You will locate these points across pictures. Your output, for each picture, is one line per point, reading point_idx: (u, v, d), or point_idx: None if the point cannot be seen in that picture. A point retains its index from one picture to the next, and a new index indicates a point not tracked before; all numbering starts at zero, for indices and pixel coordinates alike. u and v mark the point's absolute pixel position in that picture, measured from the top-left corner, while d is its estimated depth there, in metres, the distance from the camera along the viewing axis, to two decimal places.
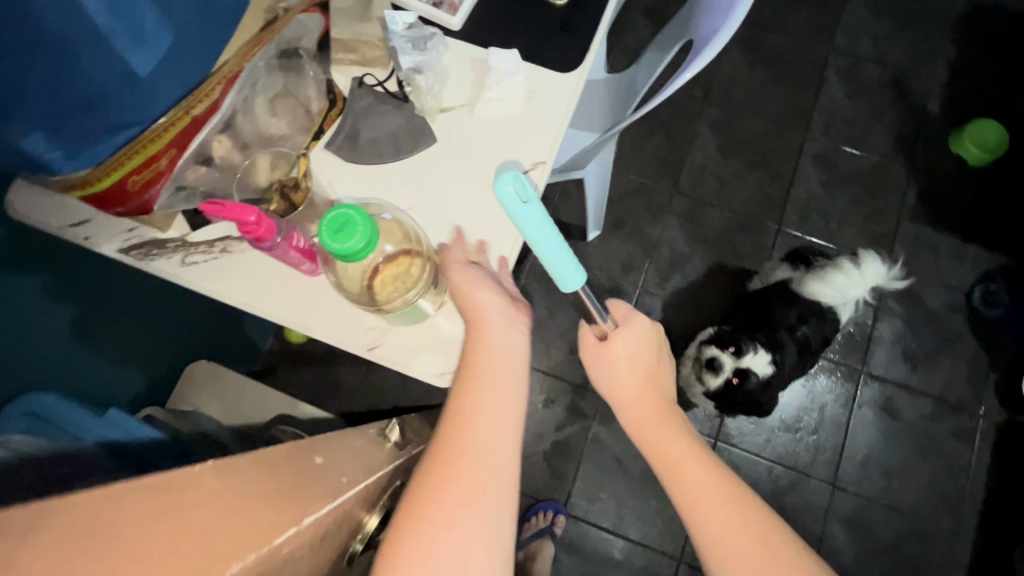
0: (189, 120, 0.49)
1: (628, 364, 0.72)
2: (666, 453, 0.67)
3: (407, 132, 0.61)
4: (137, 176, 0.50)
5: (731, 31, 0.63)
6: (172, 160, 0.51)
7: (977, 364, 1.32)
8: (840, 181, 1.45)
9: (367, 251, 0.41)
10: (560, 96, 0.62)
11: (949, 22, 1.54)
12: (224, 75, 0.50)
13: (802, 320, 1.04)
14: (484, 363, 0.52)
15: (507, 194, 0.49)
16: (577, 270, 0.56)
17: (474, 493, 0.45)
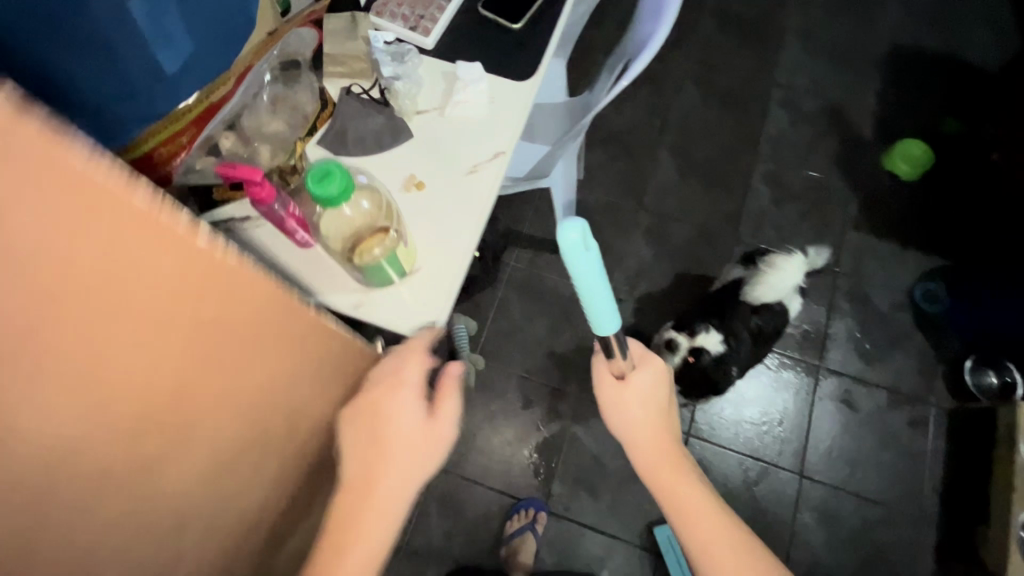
0: (205, 106, 0.61)
1: (643, 405, 0.75)
2: (677, 496, 0.72)
3: (388, 130, 0.72)
4: (162, 150, 0.61)
5: (659, 42, 0.77)
6: (192, 138, 0.62)
7: (927, 357, 1.42)
8: (789, 197, 1.59)
9: (340, 200, 0.48)
10: (517, 102, 0.74)
11: (875, 60, 1.74)
12: (236, 72, 0.62)
13: (754, 312, 1.14)
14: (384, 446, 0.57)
15: (570, 245, 0.54)
16: (613, 315, 0.63)
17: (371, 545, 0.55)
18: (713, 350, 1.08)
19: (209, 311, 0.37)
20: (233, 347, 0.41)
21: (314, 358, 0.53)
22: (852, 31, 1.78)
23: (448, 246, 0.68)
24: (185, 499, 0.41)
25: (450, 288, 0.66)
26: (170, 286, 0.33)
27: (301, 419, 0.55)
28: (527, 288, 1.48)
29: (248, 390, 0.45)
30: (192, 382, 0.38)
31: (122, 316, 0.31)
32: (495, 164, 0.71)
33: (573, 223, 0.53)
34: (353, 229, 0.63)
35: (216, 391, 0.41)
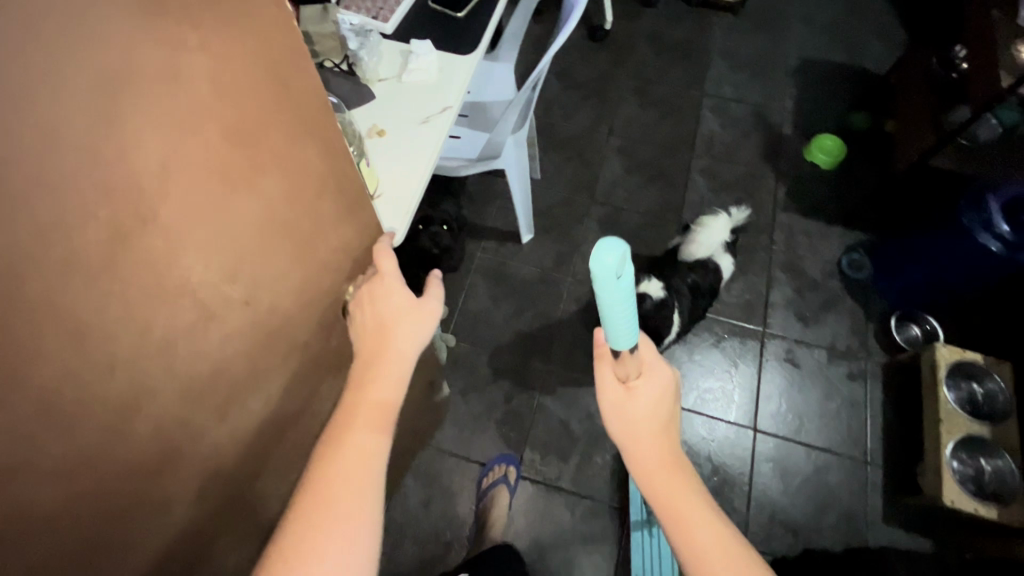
0: None
1: (647, 413, 0.69)
2: (677, 510, 0.63)
3: (355, 93, 0.87)
4: None
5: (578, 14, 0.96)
6: None
7: (858, 317, 1.57)
8: (724, 187, 1.78)
9: None
10: (462, 69, 0.90)
11: (789, 71, 2.00)
12: None
13: (689, 270, 1.32)
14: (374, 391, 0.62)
15: (605, 268, 0.59)
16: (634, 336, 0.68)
17: (340, 494, 0.54)
18: (654, 295, 1.22)
19: (309, 134, 0.50)
20: (288, 126, 0.47)
21: (337, 189, 0.58)
22: (767, 49, 2.05)
23: (406, 177, 0.81)
24: (222, 245, 0.45)
25: (409, 209, 0.79)
26: (295, 101, 0.47)
27: (314, 250, 0.58)
28: (492, 274, 1.61)
29: (319, 229, 0.57)
30: (292, 185, 0.50)
31: (262, 103, 0.43)
32: (445, 116, 0.86)
33: (611, 246, 0.59)
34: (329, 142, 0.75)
35: (300, 211, 0.53)
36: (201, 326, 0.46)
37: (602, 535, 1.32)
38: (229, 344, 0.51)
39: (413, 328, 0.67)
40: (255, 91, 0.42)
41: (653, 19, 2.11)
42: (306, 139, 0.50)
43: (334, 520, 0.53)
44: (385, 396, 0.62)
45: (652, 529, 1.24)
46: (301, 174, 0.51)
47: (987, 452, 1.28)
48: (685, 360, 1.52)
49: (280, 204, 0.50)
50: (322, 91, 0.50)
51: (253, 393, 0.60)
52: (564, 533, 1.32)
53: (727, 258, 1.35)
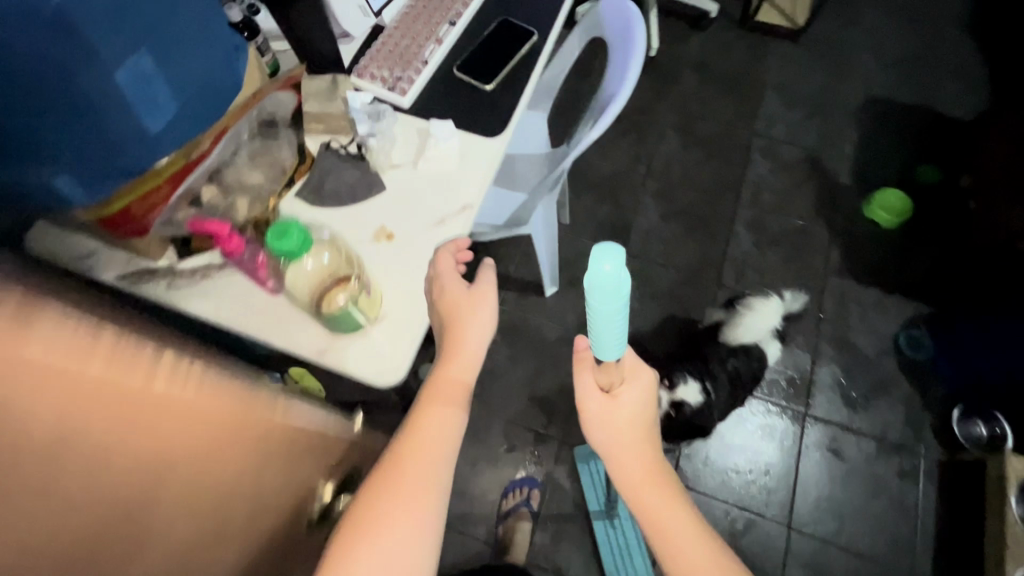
0: (182, 163, 0.64)
1: (630, 421, 0.67)
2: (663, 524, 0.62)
3: (363, 183, 0.76)
4: (139, 204, 0.64)
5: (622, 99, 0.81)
6: (166, 195, 0.65)
7: (913, 404, 1.41)
8: (771, 243, 1.62)
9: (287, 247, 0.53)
10: (486, 157, 0.78)
11: (851, 110, 1.81)
12: (214, 131, 0.65)
13: (730, 353, 1.18)
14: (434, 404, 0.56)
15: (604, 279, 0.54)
16: (621, 350, 0.63)
17: (403, 521, 0.49)
18: (692, 402, 1.13)
19: (216, 452, 0.40)
20: (207, 434, 0.39)
21: (276, 460, 0.49)
22: (828, 83, 1.85)
23: (414, 293, 0.70)
24: None
25: (415, 335, 0.68)
26: (181, 442, 0.37)
27: (264, 536, 0.49)
28: (511, 330, 1.50)
29: (261, 516, 0.48)
30: (207, 516, 0.40)
31: (124, 482, 0.33)
32: (464, 216, 0.74)
33: (607, 253, 0.54)
34: (318, 283, 0.65)
35: (227, 526, 0.43)
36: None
37: None
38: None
39: (473, 329, 0.60)
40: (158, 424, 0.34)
41: (702, 43, 1.93)
42: (211, 461, 0.40)
43: (392, 517, 0.49)
44: (447, 388, 0.57)
45: (613, 520, 1.29)
46: (216, 494, 0.41)
47: None
48: (715, 440, 1.39)
49: (199, 547, 0.40)
50: (223, 397, 0.40)
51: None
52: None
53: (776, 348, 1.21)
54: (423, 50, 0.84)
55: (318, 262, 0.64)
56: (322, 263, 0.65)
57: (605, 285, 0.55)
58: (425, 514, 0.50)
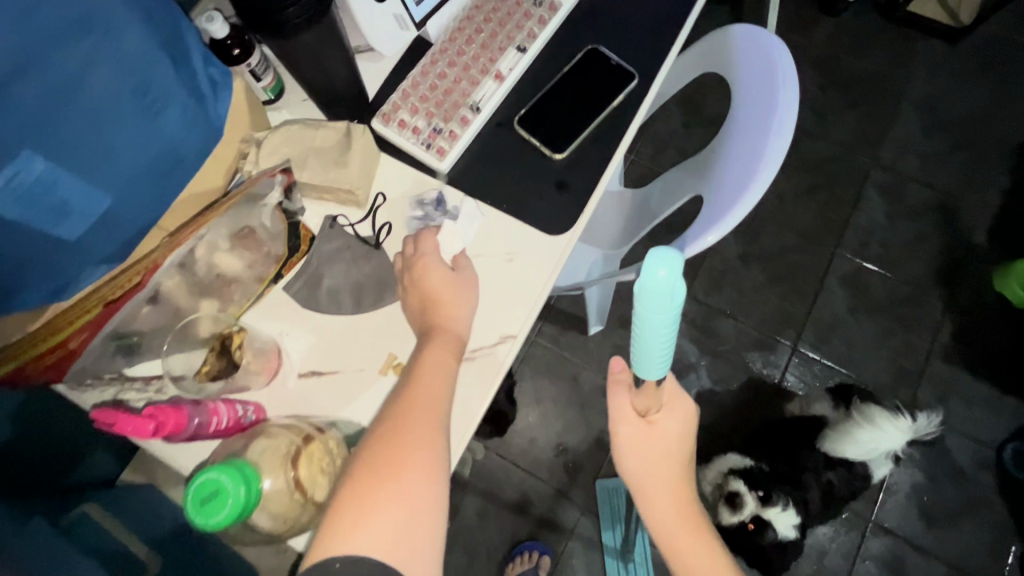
0: (100, 304, 0.45)
1: (663, 451, 0.66)
2: (682, 551, 0.65)
3: (373, 284, 0.57)
4: (39, 362, 0.45)
5: (758, 186, 0.57)
6: (83, 341, 0.47)
7: (1006, 533, 1.19)
8: (870, 307, 1.34)
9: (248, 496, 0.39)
10: (543, 262, 0.57)
11: (1007, 147, 1.43)
12: (142, 265, 0.46)
13: (828, 465, 0.96)
14: (428, 385, 0.49)
15: (656, 286, 0.42)
16: (667, 368, 0.52)
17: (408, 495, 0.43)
18: (782, 531, 0.90)
19: None
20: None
21: None
22: (986, 107, 1.47)
23: None
24: None
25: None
26: None
27: None
28: (543, 371, 1.33)
29: None
30: None
31: None
32: (500, 350, 0.55)
33: (666, 255, 0.42)
34: (280, 504, 0.46)
35: None
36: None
37: None
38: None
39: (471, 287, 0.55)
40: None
41: (830, 34, 1.54)
42: None
43: (403, 473, 0.44)
44: (451, 344, 0.51)
45: (626, 564, 1.21)
46: None
47: None
48: None
49: None
50: None
51: None
52: None
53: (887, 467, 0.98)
54: (475, 89, 0.61)
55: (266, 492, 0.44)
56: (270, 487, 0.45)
57: (656, 295, 0.43)
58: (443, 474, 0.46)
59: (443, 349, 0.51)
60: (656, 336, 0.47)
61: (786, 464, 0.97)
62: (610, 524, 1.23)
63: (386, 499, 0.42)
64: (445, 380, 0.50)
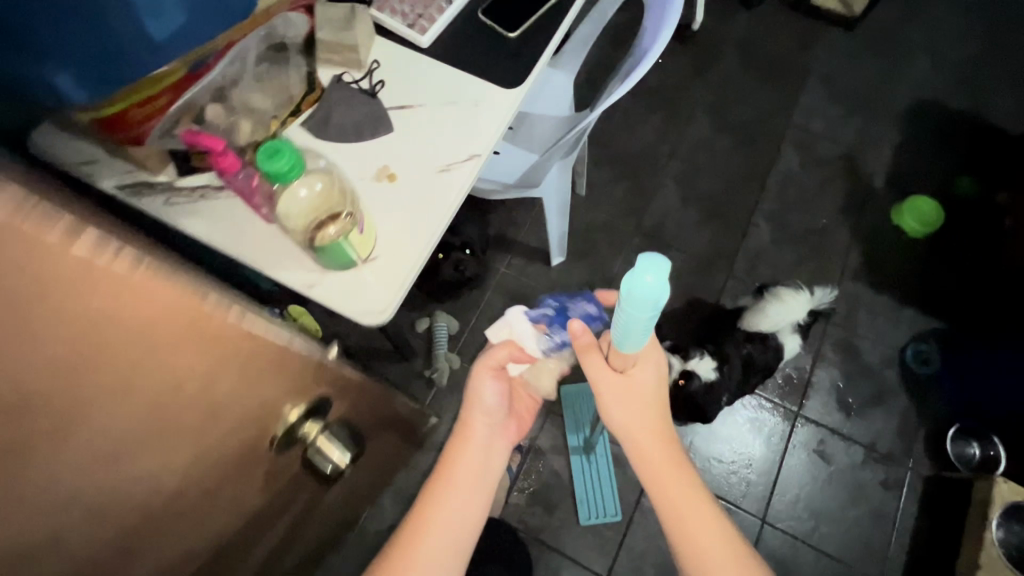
0: (183, 74, 0.61)
1: (640, 399, 0.73)
2: (673, 500, 0.71)
3: (370, 119, 0.74)
4: (137, 110, 0.61)
5: (652, 61, 0.78)
6: (165, 104, 0.63)
7: (910, 418, 1.39)
8: (790, 240, 1.57)
9: (290, 176, 0.49)
10: (502, 106, 0.75)
11: (897, 111, 1.72)
12: (220, 45, 0.63)
13: (745, 339, 1.16)
14: (464, 456, 0.77)
15: (645, 287, 0.57)
16: (641, 343, 0.67)
17: (453, 529, 0.72)
18: (703, 376, 1.10)
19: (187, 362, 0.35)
20: (257, 368, 0.43)
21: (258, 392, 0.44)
22: (878, 79, 1.76)
23: (407, 238, 0.69)
24: (92, 465, 0.33)
25: (393, 293, 0.67)
26: (142, 350, 0.32)
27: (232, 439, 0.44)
28: (512, 297, 1.48)
29: (219, 423, 0.41)
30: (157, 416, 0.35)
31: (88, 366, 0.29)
32: (469, 165, 0.72)
33: (656, 266, 0.57)
34: (309, 211, 0.62)
35: (181, 418, 0.37)
36: (31, 565, 0.32)
37: None
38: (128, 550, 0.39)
39: (494, 382, 0.82)
40: (137, 331, 0.31)
41: (748, 23, 1.83)
42: (147, 378, 0.33)
43: (443, 526, 0.71)
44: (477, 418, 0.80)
45: (590, 457, 1.36)
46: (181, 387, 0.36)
47: None
48: (702, 429, 1.39)
49: (153, 424, 0.35)
50: (162, 318, 0.32)
51: None
52: None
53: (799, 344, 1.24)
54: None
55: (307, 194, 0.62)
56: (314, 190, 0.63)
57: (644, 294, 0.58)
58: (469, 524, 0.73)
59: (466, 441, 0.78)
60: (639, 323, 0.62)
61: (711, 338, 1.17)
62: (576, 428, 1.38)
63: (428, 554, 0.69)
64: (475, 463, 0.77)
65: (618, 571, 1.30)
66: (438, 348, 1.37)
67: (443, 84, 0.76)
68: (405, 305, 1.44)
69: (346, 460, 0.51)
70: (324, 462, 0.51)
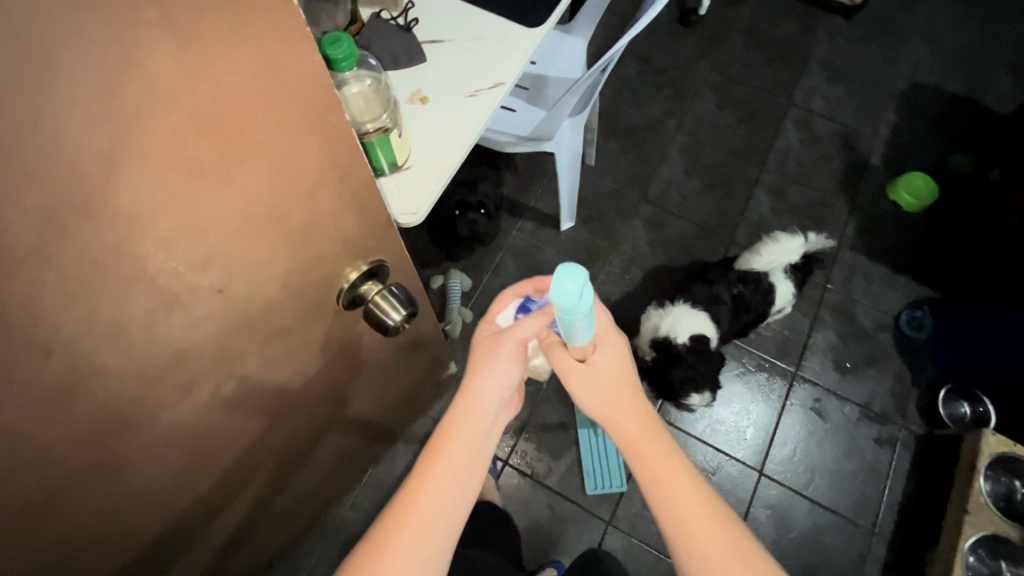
0: None
1: (612, 385, 0.70)
2: (661, 486, 0.64)
3: (405, 50, 0.81)
4: None
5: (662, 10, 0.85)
6: None
7: (904, 379, 1.44)
8: (790, 210, 1.63)
9: (345, 62, 0.56)
10: (525, 44, 0.83)
11: (894, 93, 1.79)
12: None
13: (737, 281, 1.32)
14: (449, 458, 0.67)
15: (565, 293, 0.63)
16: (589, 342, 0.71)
17: (426, 535, 0.64)
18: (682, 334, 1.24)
19: (312, 160, 0.43)
20: (346, 204, 0.49)
21: (325, 240, 0.49)
22: (876, 63, 1.83)
23: (437, 153, 0.76)
24: (224, 222, 0.39)
25: (426, 198, 0.74)
26: (289, 129, 0.39)
27: (301, 279, 0.50)
28: (522, 258, 1.55)
29: (312, 237, 0.48)
30: (274, 199, 0.42)
31: (253, 121, 0.36)
32: (494, 92, 0.79)
33: (571, 274, 0.63)
34: (358, 111, 0.69)
35: (290, 213, 0.44)
36: (156, 317, 0.40)
37: (579, 541, 1.33)
38: (209, 312, 0.44)
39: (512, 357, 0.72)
40: (292, 96, 0.38)
41: (754, 10, 1.91)
42: (284, 160, 0.40)
43: (413, 531, 0.64)
44: (465, 414, 0.69)
45: (597, 430, 1.41)
46: (300, 183, 0.43)
47: (1013, 556, 1.17)
48: None
49: (272, 206, 0.42)
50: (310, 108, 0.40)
51: (228, 371, 0.52)
52: (547, 531, 1.34)
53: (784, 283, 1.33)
54: None
55: (359, 93, 0.69)
56: (365, 91, 0.70)
57: (566, 300, 0.63)
58: (443, 532, 0.65)
59: (447, 440, 0.68)
60: (576, 324, 0.67)
61: (704, 284, 1.33)
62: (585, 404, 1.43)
63: (404, 548, 0.63)
64: (457, 466, 0.67)
65: (619, 515, 1.35)
66: (451, 301, 1.44)
67: (472, 23, 0.84)
68: (420, 262, 1.51)
69: (403, 317, 0.59)
70: (386, 318, 0.59)
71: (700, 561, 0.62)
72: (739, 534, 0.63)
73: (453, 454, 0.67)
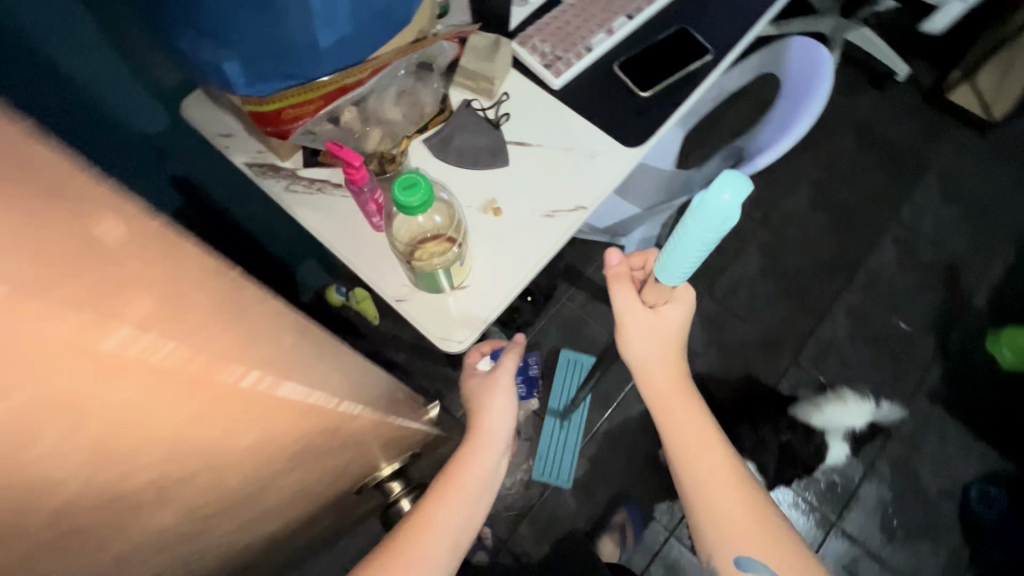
0: (341, 84, 0.66)
1: (664, 339, 0.66)
2: (689, 448, 0.64)
3: (488, 151, 0.75)
4: (290, 110, 0.66)
5: (781, 147, 0.75)
6: (317, 107, 0.68)
7: (958, 561, 1.29)
8: (867, 338, 1.48)
9: (417, 210, 0.50)
10: (617, 163, 0.75)
11: (1017, 229, 1.59)
12: (376, 62, 0.68)
13: (788, 427, 1.37)
14: (464, 482, 0.64)
15: (718, 207, 0.44)
16: (688, 274, 0.54)
17: (445, 528, 0.59)
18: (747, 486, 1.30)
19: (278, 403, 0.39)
20: None
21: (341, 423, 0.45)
22: (1002, 190, 1.64)
23: (497, 277, 0.70)
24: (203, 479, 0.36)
25: (474, 326, 0.68)
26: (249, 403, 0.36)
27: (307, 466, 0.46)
28: (567, 331, 1.47)
29: (286, 446, 0.45)
30: (239, 452, 0.38)
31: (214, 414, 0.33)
32: (573, 216, 0.72)
33: (734, 180, 0.44)
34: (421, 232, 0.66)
35: (260, 447, 0.41)
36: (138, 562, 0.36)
37: None
38: (207, 505, 0.39)
39: (510, 404, 0.73)
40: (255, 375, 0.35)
41: (874, 103, 1.74)
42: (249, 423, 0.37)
43: (429, 525, 0.59)
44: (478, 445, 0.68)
45: (563, 423, 1.39)
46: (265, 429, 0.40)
47: None
48: None
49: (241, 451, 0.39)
50: None
51: (220, 552, 0.47)
52: None
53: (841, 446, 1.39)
54: (591, 36, 0.81)
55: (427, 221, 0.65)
56: (433, 220, 0.66)
57: (711, 214, 0.45)
58: (456, 536, 0.60)
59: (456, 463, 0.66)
60: (691, 247, 0.49)
61: (751, 425, 1.37)
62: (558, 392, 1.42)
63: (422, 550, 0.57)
64: (470, 488, 0.64)
65: None
66: None
67: (564, 130, 0.77)
68: None
69: None
70: None
71: (719, 523, 0.61)
72: (755, 491, 0.63)
73: (471, 468, 0.65)
